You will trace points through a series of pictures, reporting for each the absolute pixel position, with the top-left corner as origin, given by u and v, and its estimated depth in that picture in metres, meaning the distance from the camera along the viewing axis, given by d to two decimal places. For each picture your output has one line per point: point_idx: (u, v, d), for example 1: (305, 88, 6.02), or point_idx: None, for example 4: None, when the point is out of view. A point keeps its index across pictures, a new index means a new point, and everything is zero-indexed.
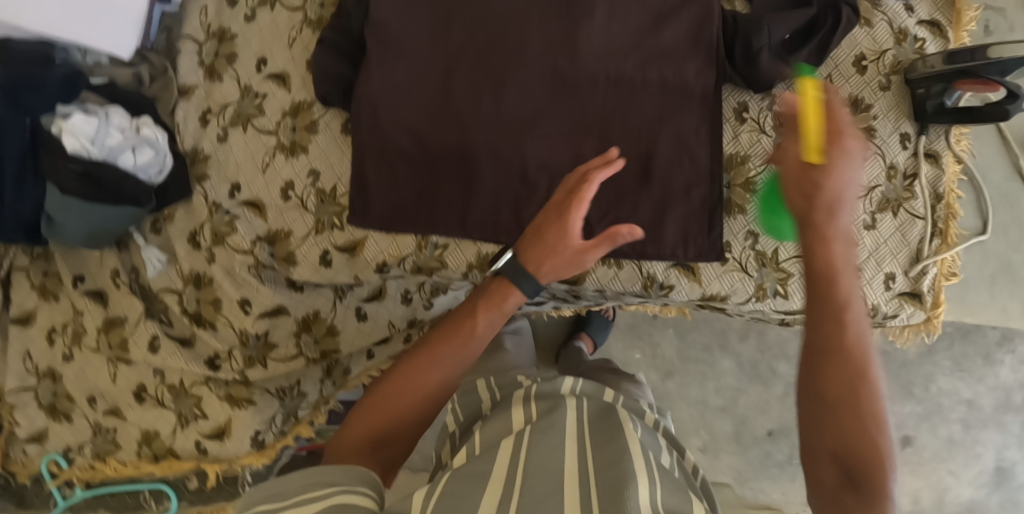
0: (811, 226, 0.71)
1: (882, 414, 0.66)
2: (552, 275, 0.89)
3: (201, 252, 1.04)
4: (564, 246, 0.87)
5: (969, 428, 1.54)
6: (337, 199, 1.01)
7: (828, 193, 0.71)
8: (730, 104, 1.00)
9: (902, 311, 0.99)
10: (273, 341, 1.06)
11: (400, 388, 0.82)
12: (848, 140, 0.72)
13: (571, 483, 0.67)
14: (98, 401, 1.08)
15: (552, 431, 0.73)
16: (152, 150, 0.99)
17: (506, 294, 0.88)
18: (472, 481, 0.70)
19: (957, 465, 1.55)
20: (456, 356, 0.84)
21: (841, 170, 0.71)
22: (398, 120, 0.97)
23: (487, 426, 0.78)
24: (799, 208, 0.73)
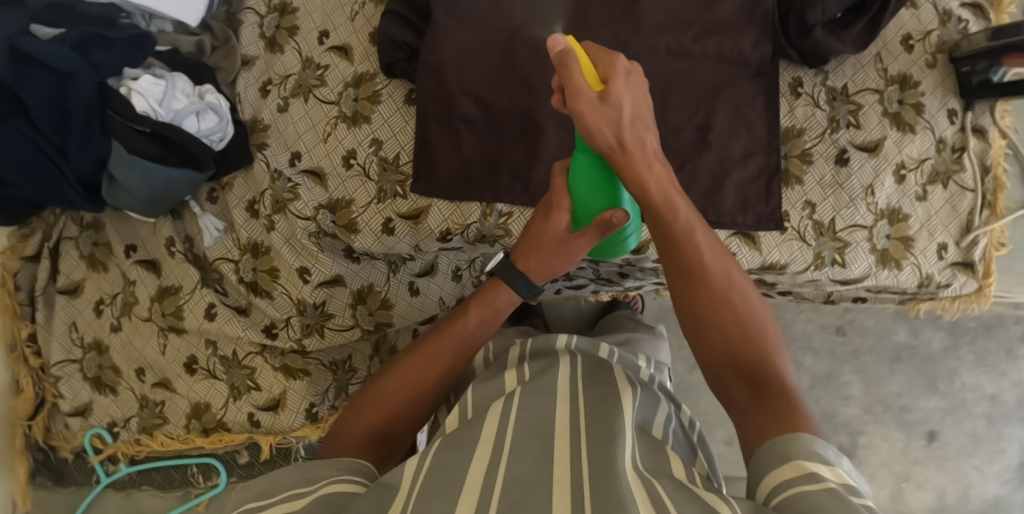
0: (627, 153, 0.73)
1: (754, 309, 0.74)
2: (542, 272, 0.88)
3: (260, 221, 1.03)
4: (549, 236, 0.86)
5: (993, 423, 1.55)
6: (400, 168, 1.02)
7: (613, 110, 0.71)
8: (786, 79, 1.03)
9: (954, 280, 1.02)
10: (330, 311, 1.05)
11: (396, 384, 0.85)
12: (620, 58, 0.72)
13: (563, 443, 0.68)
14: (146, 373, 1.06)
15: (541, 396, 0.76)
16: (215, 115, 0.99)
17: (499, 292, 0.90)
18: (461, 447, 0.70)
19: (983, 460, 1.55)
20: (452, 352, 0.88)
21: (616, 86, 0.71)
22: (466, 85, 0.99)
23: (483, 386, 0.82)
24: (609, 142, 0.72)
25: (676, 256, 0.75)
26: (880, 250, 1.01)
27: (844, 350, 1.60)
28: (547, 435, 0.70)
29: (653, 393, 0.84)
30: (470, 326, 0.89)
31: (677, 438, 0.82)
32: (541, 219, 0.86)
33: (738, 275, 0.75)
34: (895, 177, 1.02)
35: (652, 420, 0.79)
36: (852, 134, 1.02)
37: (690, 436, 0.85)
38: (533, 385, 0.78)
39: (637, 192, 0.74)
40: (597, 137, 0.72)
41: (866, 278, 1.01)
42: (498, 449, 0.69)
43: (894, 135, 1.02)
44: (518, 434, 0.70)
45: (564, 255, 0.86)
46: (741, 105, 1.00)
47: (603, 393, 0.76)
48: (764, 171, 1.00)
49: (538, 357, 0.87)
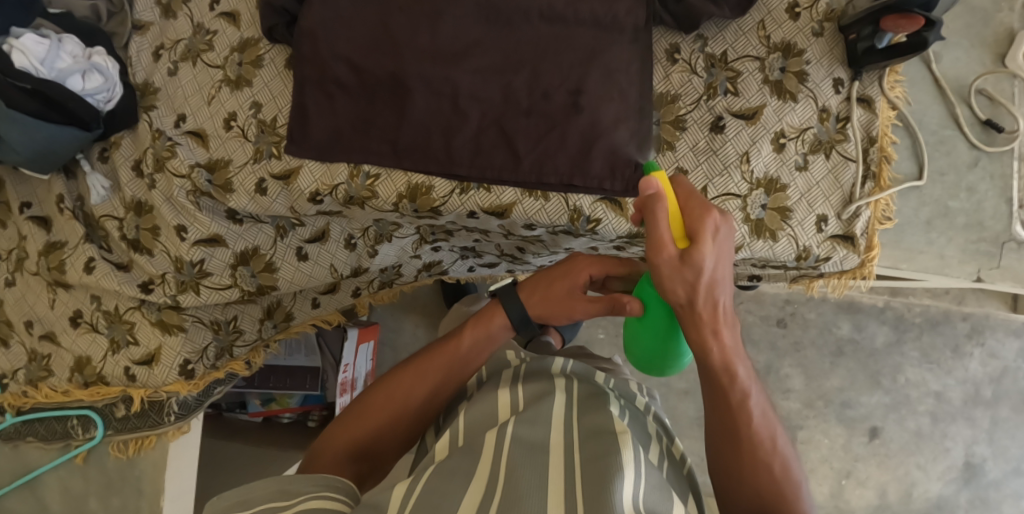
0: (699, 313, 0.76)
1: (789, 468, 0.80)
2: (542, 307, 0.96)
3: (144, 179, 1.06)
4: (561, 283, 0.95)
5: (937, 422, 1.56)
6: (277, 130, 1.03)
7: (691, 274, 0.74)
8: (662, 46, 1.02)
9: (834, 254, 0.98)
10: (208, 270, 1.07)
11: (384, 398, 0.93)
12: (716, 217, 0.75)
13: (555, 475, 0.73)
14: (34, 326, 1.09)
15: (537, 422, 0.81)
16: (101, 76, 1.02)
17: (495, 315, 0.97)
18: (456, 473, 0.75)
19: (926, 458, 1.57)
20: (442, 373, 0.94)
21: (704, 247, 0.74)
22: (336, 50, 1.00)
23: (475, 409, 0.87)
24: (682, 296, 0.76)
25: (722, 409, 0.80)
26: (754, 220, 0.98)
27: (785, 342, 1.62)
28: (541, 465, 0.74)
29: (647, 428, 0.89)
30: (462, 347, 0.95)
31: (671, 475, 0.85)
32: (566, 268, 0.96)
33: (781, 441, 0.81)
34: (774, 146, 0.99)
35: (649, 448, 0.84)
36: (730, 101, 0.99)
37: (683, 465, 0.90)
38: (526, 414, 0.83)
39: (700, 354, 0.79)
40: (671, 295, 0.76)
41: (740, 249, 0.98)
42: (491, 479, 0.74)
43: (774, 104, 0.99)
44: (511, 461, 0.75)
45: (564, 305, 0.95)
46: (616, 71, 0.99)
47: (597, 428, 0.80)
48: (636, 135, 0.98)
49: (532, 377, 0.92)
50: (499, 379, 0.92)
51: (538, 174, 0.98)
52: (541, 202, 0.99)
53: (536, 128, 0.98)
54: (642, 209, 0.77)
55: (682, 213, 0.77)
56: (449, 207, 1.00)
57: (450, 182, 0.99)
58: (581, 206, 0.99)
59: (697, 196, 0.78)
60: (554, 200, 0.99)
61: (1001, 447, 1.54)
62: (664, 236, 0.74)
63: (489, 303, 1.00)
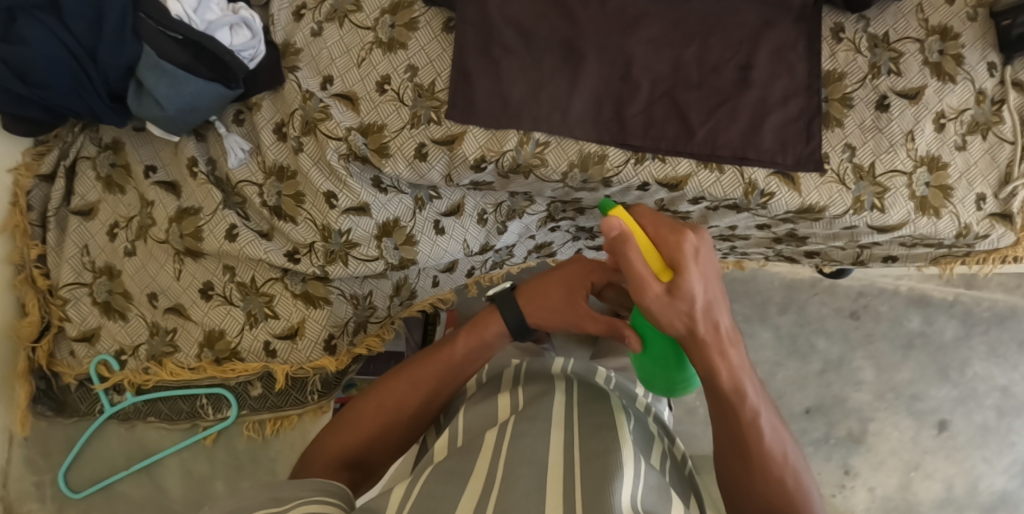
0: (701, 340, 0.76)
1: (802, 483, 0.80)
2: (537, 315, 1.00)
3: (289, 143, 1.00)
4: (559, 290, 1.00)
5: (1003, 416, 1.60)
6: (436, 94, 0.99)
7: (684, 304, 0.74)
8: (827, 24, 1.02)
9: (993, 231, 1.01)
10: (355, 240, 1.01)
11: (376, 408, 0.96)
12: (692, 239, 0.74)
13: (554, 472, 0.77)
14: (159, 298, 1.02)
15: (536, 421, 0.85)
16: (249, 32, 0.97)
17: (490, 323, 1.01)
18: (453, 477, 0.79)
19: (991, 451, 1.60)
20: (435, 383, 0.98)
21: (687, 275, 0.73)
22: (508, 13, 0.98)
23: (477, 412, 0.93)
24: (678, 326, 0.75)
25: (731, 428, 0.81)
26: (919, 198, 0.99)
27: (858, 334, 1.65)
28: (540, 461, 0.78)
29: (648, 429, 0.93)
30: (458, 357, 0.99)
31: (673, 477, 0.89)
32: (566, 276, 1.00)
33: (794, 460, 0.81)
34: (935, 126, 1.01)
35: (651, 450, 0.88)
36: (893, 81, 1.01)
37: (684, 468, 0.94)
38: (527, 413, 0.87)
39: (707, 373, 0.79)
40: (669, 326, 0.75)
41: (904, 225, 1.00)
42: (489, 481, 0.77)
43: (935, 85, 1.01)
44: (510, 462, 0.78)
45: (560, 313, 1.00)
46: (784, 47, 1.00)
47: (597, 427, 0.85)
48: (805, 112, 0.99)
49: (534, 378, 0.96)
50: (500, 381, 0.98)
51: (712, 146, 0.98)
52: (717, 174, 0.98)
53: (708, 101, 0.98)
54: (614, 253, 0.75)
55: (657, 244, 0.75)
56: (622, 178, 0.99)
57: (624, 152, 0.98)
58: (756, 180, 0.98)
59: (664, 219, 0.76)
60: (730, 173, 0.98)
61: None
62: (645, 277, 0.73)
63: (485, 309, 1.04)
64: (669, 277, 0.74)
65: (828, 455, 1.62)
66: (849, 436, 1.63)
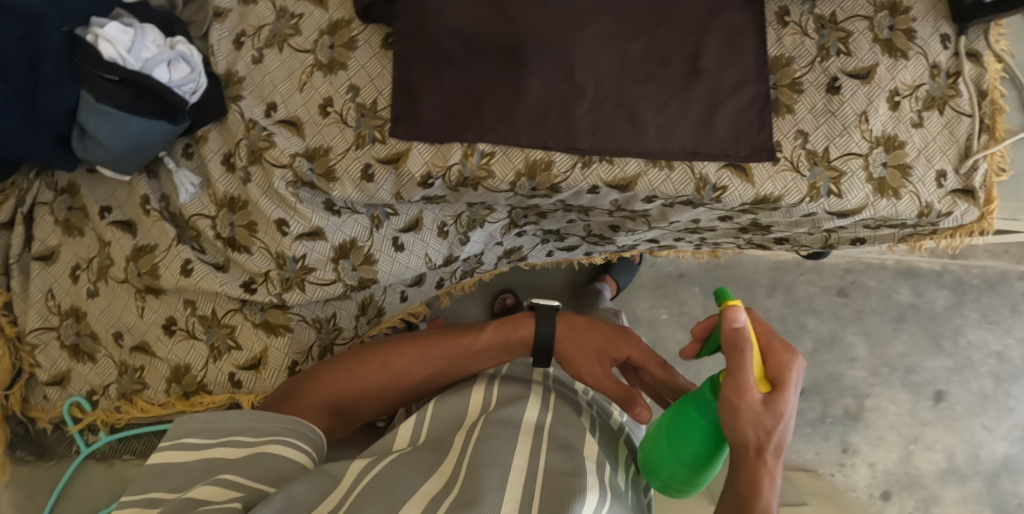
0: (763, 458, 0.77)
1: None
2: (565, 347, 0.99)
3: (237, 174, 1.00)
4: (601, 338, 0.99)
5: (1001, 382, 1.58)
6: (379, 113, 0.99)
7: (769, 420, 0.76)
8: (771, 8, 1.00)
9: (956, 208, 0.98)
10: (310, 265, 1.01)
11: (381, 362, 0.99)
12: (797, 366, 0.78)
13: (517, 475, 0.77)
14: (124, 337, 1.03)
15: (507, 424, 0.86)
16: (187, 66, 0.96)
17: (519, 326, 1.00)
18: (416, 468, 0.82)
19: (991, 419, 1.58)
20: (447, 363, 0.99)
21: (784, 395, 0.76)
22: (445, 23, 0.95)
23: (449, 411, 0.93)
24: (751, 430, 0.76)
25: None
26: (877, 179, 0.97)
27: (848, 311, 1.62)
28: (504, 465, 0.78)
29: (616, 445, 0.94)
30: (482, 345, 0.99)
31: (634, 504, 0.89)
32: (615, 330, 0.99)
33: None
34: (889, 104, 0.98)
35: (616, 469, 0.88)
36: (843, 61, 0.99)
37: (644, 494, 0.94)
38: (498, 413, 0.88)
39: (745, 479, 0.78)
40: (739, 427, 0.76)
41: (864, 209, 0.98)
42: (452, 475, 0.79)
43: (886, 62, 0.99)
44: (473, 462, 0.79)
45: (590, 357, 0.98)
46: (731, 35, 0.97)
47: (566, 441, 0.85)
48: (756, 100, 0.97)
49: (512, 381, 0.97)
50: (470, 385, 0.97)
51: (662, 143, 0.96)
52: (666, 172, 0.97)
53: (656, 96, 0.96)
54: (730, 341, 0.76)
55: (764, 354, 0.79)
56: (571, 183, 0.98)
57: (571, 157, 0.97)
58: (707, 174, 0.97)
59: (776, 336, 0.80)
60: (679, 169, 0.97)
61: None
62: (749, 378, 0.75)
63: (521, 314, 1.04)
64: (766, 390, 0.77)
65: (826, 435, 1.60)
66: (846, 414, 1.61)
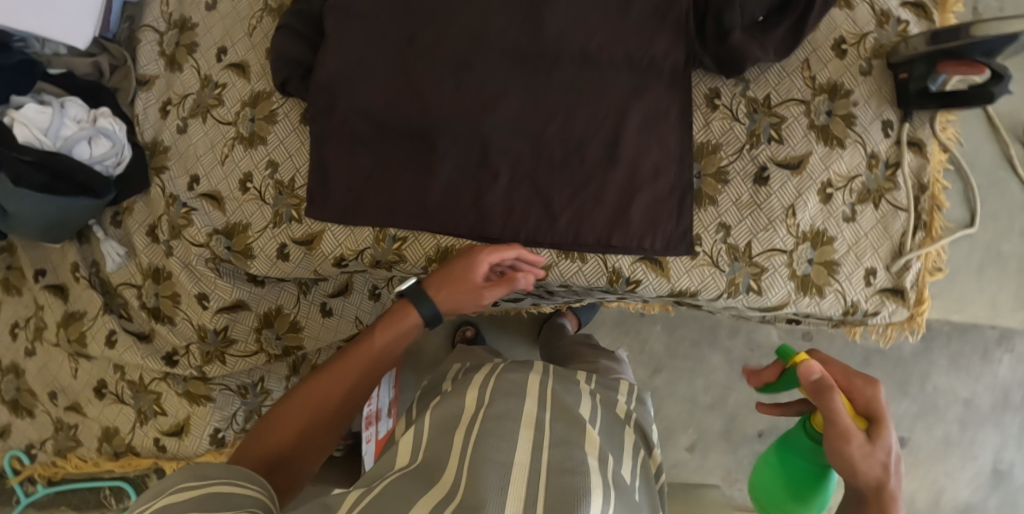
0: (890, 499, 0.70)
1: None
2: (447, 304, 0.89)
3: (160, 246, 1.02)
4: (462, 268, 0.88)
5: (966, 428, 1.39)
6: (296, 192, 0.98)
7: (882, 455, 0.70)
8: (701, 90, 0.96)
9: (883, 308, 0.94)
10: (233, 336, 1.03)
11: (300, 403, 0.81)
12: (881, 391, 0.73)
13: (521, 480, 0.67)
14: (59, 397, 1.06)
15: (506, 421, 0.73)
16: (108, 141, 0.97)
17: (407, 314, 0.87)
18: (413, 479, 0.68)
19: (953, 465, 1.40)
20: (355, 378, 0.83)
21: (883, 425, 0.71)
22: (355, 104, 0.94)
23: (444, 408, 0.78)
24: (869, 473, 0.70)
25: None
26: (801, 277, 0.93)
27: None
28: (504, 468, 0.67)
29: (622, 429, 0.82)
30: (378, 348, 0.85)
31: (642, 495, 0.77)
32: (467, 253, 0.89)
33: None
34: (821, 197, 0.94)
35: (620, 460, 0.76)
36: (774, 149, 0.94)
37: (657, 483, 0.81)
38: (495, 410, 0.75)
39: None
40: (859, 471, 0.70)
41: (786, 305, 0.94)
42: (449, 491, 0.66)
43: (820, 151, 0.94)
44: (472, 462, 0.68)
45: (473, 298, 0.89)
46: (654, 117, 0.93)
47: (567, 436, 0.73)
48: (676, 189, 0.93)
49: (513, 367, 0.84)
50: (465, 385, 0.81)
51: (575, 232, 0.93)
52: (578, 263, 0.96)
53: (572, 182, 0.93)
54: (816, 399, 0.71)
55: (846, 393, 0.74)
56: None
57: (482, 245, 0.96)
58: (620, 267, 0.95)
59: (852, 370, 0.75)
60: (592, 262, 0.95)
61: None
62: (846, 422, 0.70)
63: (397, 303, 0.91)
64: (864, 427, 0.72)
65: None
66: None
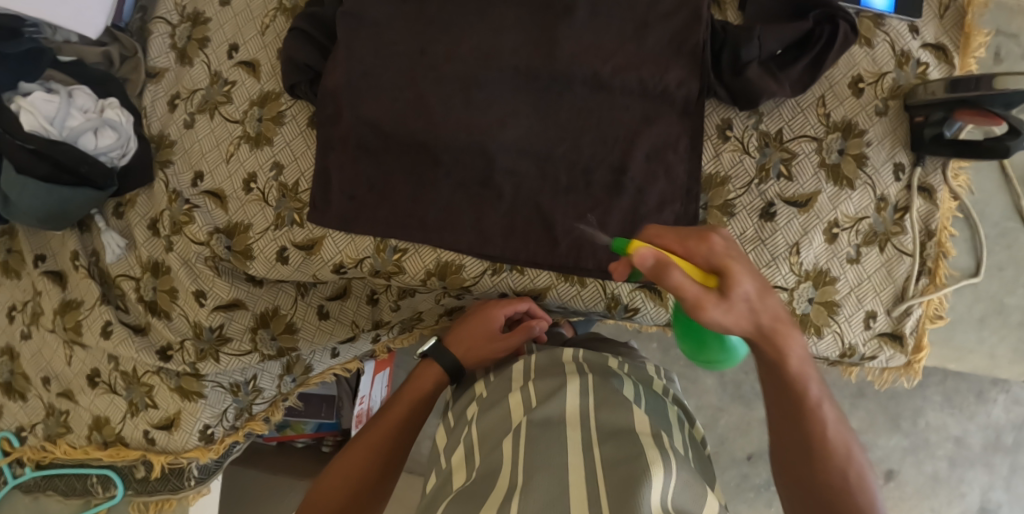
0: (771, 337, 0.69)
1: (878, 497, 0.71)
2: (470, 358, 0.94)
3: (160, 240, 1.02)
4: (480, 324, 0.95)
5: (955, 467, 1.37)
6: (299, 195, 0.98)
7: (740, 305, 0.67)
8: (713, 120, 0.95)
9: (880, 352, 0.94)
10: (227, 335, 1.03)
11: (344, 474, 0.87)
12: (720, 238, 0.69)
13: (576, 480, 0.67)
14: (52, 382, 1.07)
15: (550, 422, 0.73)
16: (114, 132, 0.97)
17: (428, 379, 0.93)
18: (472, 498, 0.69)
19: (940, 502, 1.39)
20: (392, 438, 0.90)
21: (737, 278, 0.66)
22: (360, 113, 0.94)
23: (489, 416, 0.79)
24: (742, 326, 0.68)
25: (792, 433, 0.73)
26: (800, 315, 0.93)
27: None
28: (558, 469, 0.68)
29: (667, 410, 0.81)
30: (406, 407, 0.91)
31: (694, 462, 0.77)
32: (483, 312, 0.97)
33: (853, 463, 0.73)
34: (826, 236, 0.93)
35: (672, 434, 0.76)
36: (782, 186, 0.93)
37: (703, 450, 0.82)
38: (540, 410, 0.75)
39: (776, 368, 0.72)
40: (733, 329, 0.68)
41: None
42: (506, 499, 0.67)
43: (829, 190, 0.93)
44: (528, 469, 0.69)
45: (490, 349, 0.93)
46: (662, 147, 0.93)
47: (618, 425, 0.73)
48: (680, 220, 0.92)
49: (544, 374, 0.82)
50: (504, 392, 0.82)
51: (576, 256, 0.93)
52: (577, 287, 0.96)
53: (578, 206, 0.93)
54: (662, 284, 0.65)
55: (693, 254, 0.69)
56: (481, 287, 0.98)
57: (481, 262, 0.96)
58: (619, 294, 0.95)
59: (683, 229, 0.71)
60: (591, 287, 0.95)
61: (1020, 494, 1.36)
62: (698, 293, 0.65)
63: (418, 366, 0.96)
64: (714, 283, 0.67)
65: None
66: None
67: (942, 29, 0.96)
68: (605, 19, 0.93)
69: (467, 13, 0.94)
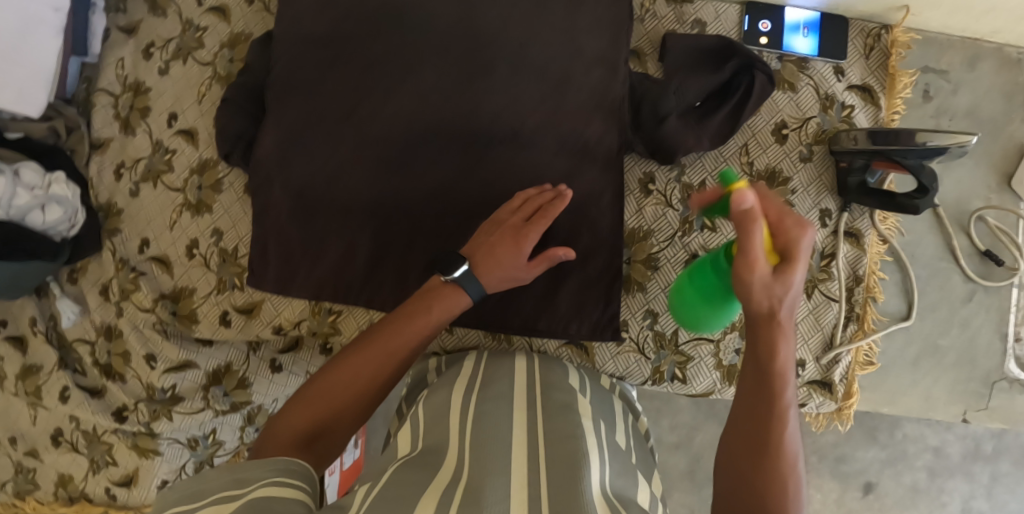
0: (778, 325, 0.66)
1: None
2: (493, 287, 0.85)
3: (111, 306, 1.06)
4: (507, 248, 0.84)
5: (934, 477, 1.32)
6: (238, 260, 1.01)
7: (782, 289, 0.65)
8: (634, 174, 0.97)
9: (811, 399, 0.93)
10: (180, 394, 1.06)
11: (346, 382, 0.76)
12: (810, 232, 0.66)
13: (522, 448, 0.69)
14: (18, 442, 1.12)
15: (498, 401, 0.77)
16: (61, 207, 1.01)
17: (453, 300, 0.82)
18: (419, 466, 0.68)
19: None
20: (399, 362, 0.78)
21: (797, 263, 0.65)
22: (290, 184, 0.95)
23: (431, 401, 0.80)
24: (766, 301, 0.65)
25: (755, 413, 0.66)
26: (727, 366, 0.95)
27: None
28: (503, 442, 0.69)
29: (609, 406, 0.85)
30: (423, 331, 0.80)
31: (635, 452, 0.80)
32: (508, 232, 0.85)
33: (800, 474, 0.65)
34: None
35: (614, 429, 0.80)
36: (705, 237, 0.95)
37: (647, 442, 0.85)
38: (488, 392, 0.79)
39: (769, 356, 0.66)
40: (753, 302, 0.66)
41: (711, 393, 0.96)
42: (453, 480, 0.65)
43: None
44: (476, 440, 0.70)
45: (516, 279, 0.86)
46: (590, 201, 0.93)
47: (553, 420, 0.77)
48: (606, 273, 0.93)
49: (494, 367, 0.86)
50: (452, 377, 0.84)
51: (502, 313, 0.93)
52: (506, 345, 0.97)
53: None
54: (739, 227, 0.64)
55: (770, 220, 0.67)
56: None
57: None
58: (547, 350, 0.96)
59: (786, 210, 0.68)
60: (519, 344, 0.96)
61: (1001, 502, 1.31)
62: (757, 253, 0.64)
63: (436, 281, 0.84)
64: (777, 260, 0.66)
65: None
66: None
67: (867, 70, 0.95)
68: (526, 78, 0.93)
69: (388, 64, 0.93)
